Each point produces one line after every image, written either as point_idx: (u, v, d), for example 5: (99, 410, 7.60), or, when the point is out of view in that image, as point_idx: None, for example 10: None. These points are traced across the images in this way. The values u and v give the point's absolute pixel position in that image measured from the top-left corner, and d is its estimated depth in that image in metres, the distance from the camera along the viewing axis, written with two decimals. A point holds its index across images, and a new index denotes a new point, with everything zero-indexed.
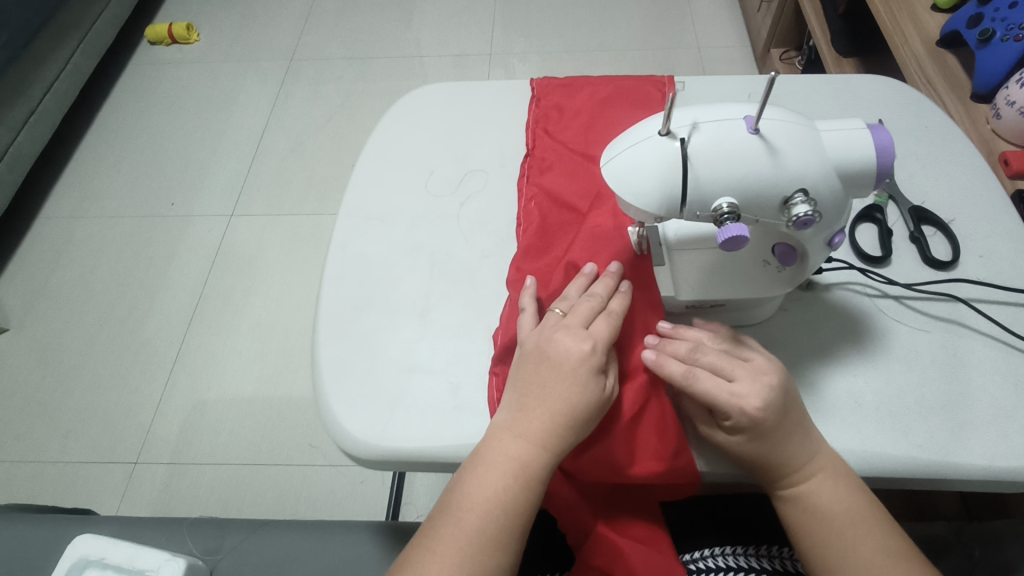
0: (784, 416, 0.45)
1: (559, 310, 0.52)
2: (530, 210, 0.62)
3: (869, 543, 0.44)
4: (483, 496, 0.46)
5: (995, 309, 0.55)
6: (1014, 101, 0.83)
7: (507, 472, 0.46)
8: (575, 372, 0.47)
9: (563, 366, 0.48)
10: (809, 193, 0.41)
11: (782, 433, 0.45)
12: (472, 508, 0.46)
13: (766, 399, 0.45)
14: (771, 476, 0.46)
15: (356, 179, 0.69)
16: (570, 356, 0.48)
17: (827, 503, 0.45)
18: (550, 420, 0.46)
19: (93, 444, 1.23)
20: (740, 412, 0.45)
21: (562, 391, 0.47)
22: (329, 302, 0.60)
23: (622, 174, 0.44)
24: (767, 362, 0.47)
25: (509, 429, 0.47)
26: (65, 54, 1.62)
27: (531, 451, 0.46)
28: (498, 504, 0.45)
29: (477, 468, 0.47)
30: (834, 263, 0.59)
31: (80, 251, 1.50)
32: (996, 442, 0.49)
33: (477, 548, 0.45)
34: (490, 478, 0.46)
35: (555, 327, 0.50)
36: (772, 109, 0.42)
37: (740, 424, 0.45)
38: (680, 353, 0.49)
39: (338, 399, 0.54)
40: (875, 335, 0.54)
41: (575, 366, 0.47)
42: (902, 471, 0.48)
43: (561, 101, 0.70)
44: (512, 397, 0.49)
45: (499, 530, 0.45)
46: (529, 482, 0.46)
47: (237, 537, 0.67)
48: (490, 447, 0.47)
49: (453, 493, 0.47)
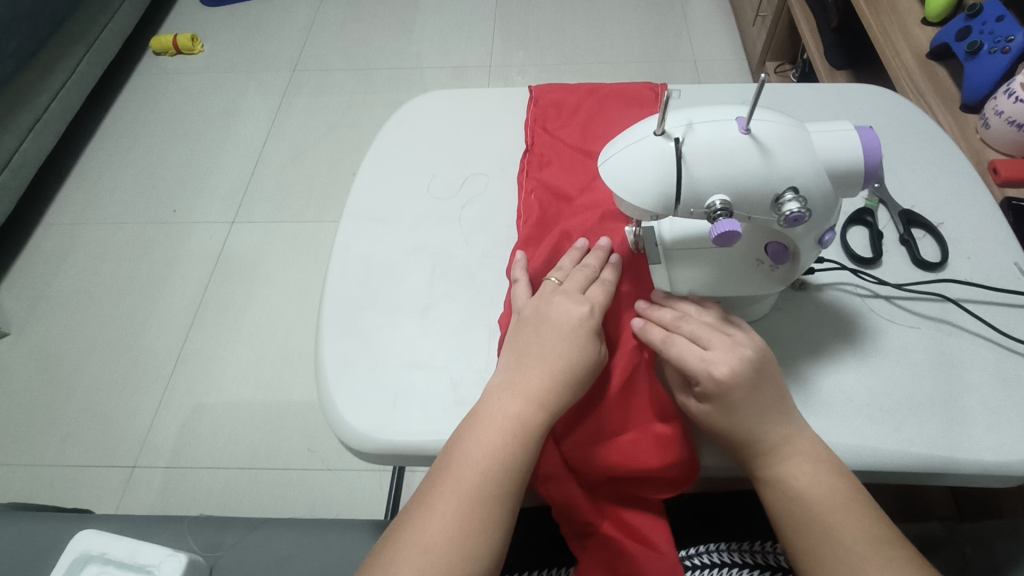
0: (753, 387, 0.47)
1: (555, 279, 0.55)
2: (530, 202, 0.64)
3: (841, 522, 0.44)
4: (481, 451, 0.47)
5: (985, 309, 0.56)
6: (1003, 111, 0.86)
7: (507, 426, 0.47)
8: (571, 329, 0.51)
9: (561, 324, 0.51)
10: (799, 191, 0.43)
11: (752, 404, 0.47)
12: (470, 464, 0.46)
13: (736, 368, 0.47)
14: (745, 451, 0.48)
15: (359, 182, 0.71)
16: (565, 315, 0.52)
17: (800, 481, 0.46)
18: (553, 374, 0.49)
19: (91, 447, 1.23)
20: (708, 377, 0.47)
21: (562, 345, 0.50)
22: (332, 300, 0.61)
23: (619, 172, 0.45)
24: (747, 337, 0.49)
25: (507, 387, 0.49)
26: (70, 63, 1.64)
27: (532, 405, 0.48)
28: (497, 459, 0.46)
29: (474, 426, 0.48)
30: (826, 264, 0.60)
31: (82, 257, 1.51)
32: (986, 439, 0.50)
33: (475, 502, 0.45)
34: (489, 435, 0.47)
35: (553, 292, 0.54)
36: (763, 111, 0.44)
37: (708, 390, 0.48)
38: (664, 322, 0.52)
39: (341, 394, 0.55)
40: (866, 333, 0.56)
41: (574, 325, 0.51)
42: (892, 465, 0.49)
43: (560, 101, 0.72)
44: (510, 358, 0.51)
45: (499, 483, 0.46)
46: (528, 436, 0.47)
47: (237, 535, 0.68)
48: (489, 406, 0.49)
49: (447, 453, 0.48)
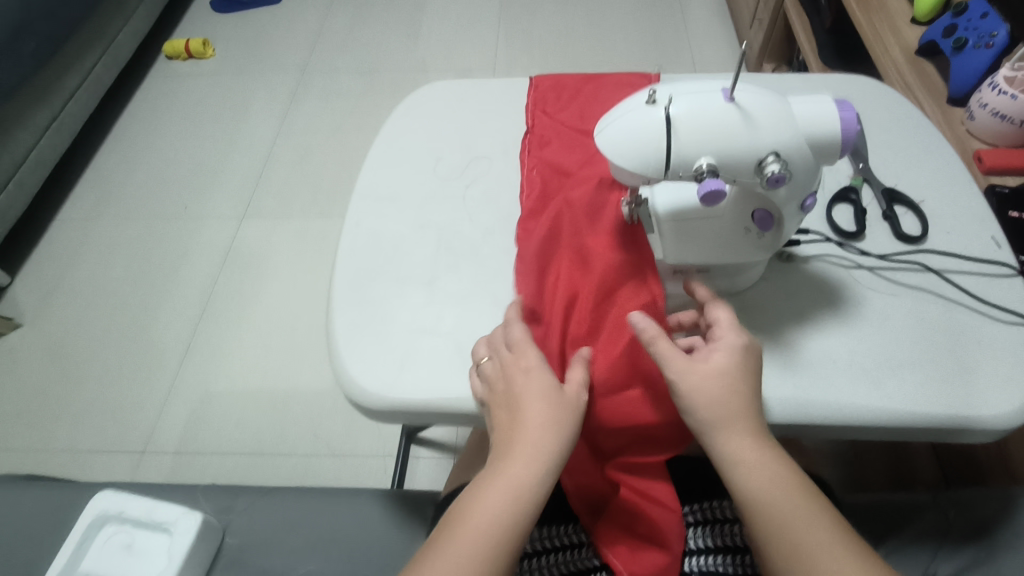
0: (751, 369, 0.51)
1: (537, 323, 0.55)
2: (532, 178, 0.67)
3: (803, 504, 0.47)
4: (497, 501, 0.47)
5: (965, 279, 0.59)
6: (987, 103, 0.89)
7: (516, 486, 0.47)
8: (539, 377, 0.51)
9: (527, 377, 0.51)
10: (780, 155, 0.46)
11: (740, 385, 0.50)
12: (483, 515, 0.47)
13: (737, 351, 0.51)
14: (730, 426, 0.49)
15: (369, 165, 0.74)
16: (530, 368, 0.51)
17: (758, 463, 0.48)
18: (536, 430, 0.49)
19: (103, 433, 1.26)
20: (726, 352, 0.50)
21: (536, 398, 0.50)
22: (343, 272, 0.65)
23: (613, 139, 0.48)
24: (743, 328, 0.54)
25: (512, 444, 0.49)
26: (86, 65, 1.69)
27: (524, 463, 0.48)
28: (514, 503, 0.47)
29: (485, 482, 0.48)
30: (811, 237, 0.63)
31: (95, 250, 1.55)
32: (962, 395, 0.52)
33: (495, 550, 0.46)
34: (499, 493, 0.47)
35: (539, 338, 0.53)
36: (746, 84, 0.47)
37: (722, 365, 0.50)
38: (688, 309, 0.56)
39: (351, 357, 0.58)
40: (850, 301, 0.59)
41: (533, 375, 0.51)
42: (874, 420, 0.52)
43: (558, 87, 0.75)
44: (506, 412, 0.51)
45: (515, 527, 0.47)
46: (528, 489, 0.47)
47: (249, 499, 0.70)
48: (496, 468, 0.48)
49: (462, 506, 0.47)
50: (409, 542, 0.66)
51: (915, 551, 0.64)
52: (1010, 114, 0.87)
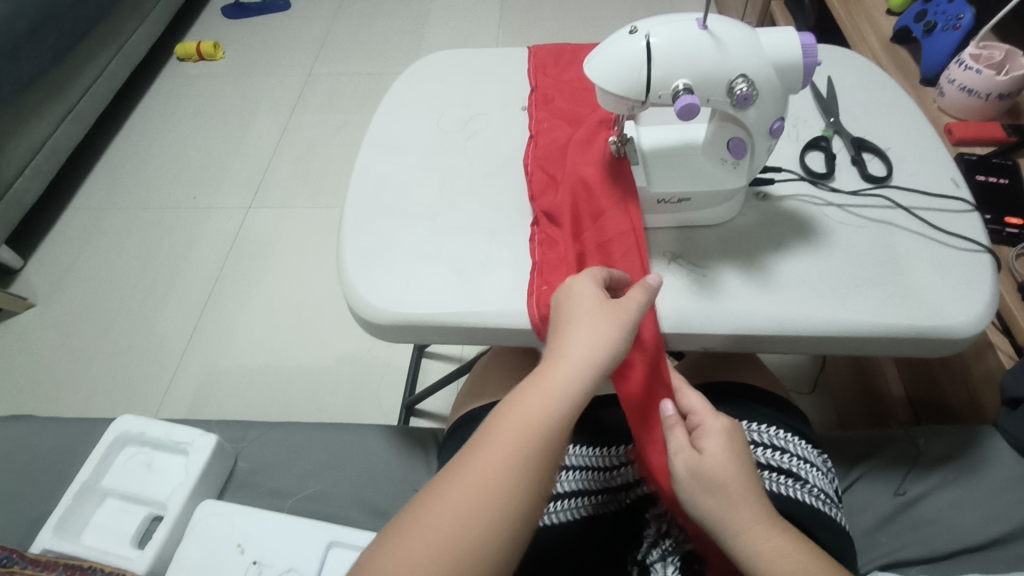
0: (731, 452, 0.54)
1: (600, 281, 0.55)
2: (543, 127, 0.74)
3: None
4: (512, 435, 0.45)
5: (926, 213, 0.64)
6: (955, 78, 0.95)
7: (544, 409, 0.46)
8: (592, 304, 0.52)
9: (580, 304, 0.52)
10: (748, 77, 0.51)
11: (740, 459, 0.51)
12: (518, 417, 0.46)
13: (734, 443, 0.52)
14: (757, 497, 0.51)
15: (378, 120, 0.80)
16: (587, 300, 0.52)
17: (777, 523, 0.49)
18: (573, 339, 0.50)
19: (112, 406, 1.30)
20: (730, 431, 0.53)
21: (585, 318, 0.51)
22: (354, 209, 0.70)
23: (599, 67, 0.53)
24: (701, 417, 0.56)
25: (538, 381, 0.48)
26: (103, 61, 1.76)
27: (562, 366, 0.48)
28: (551, 406, 0.46)
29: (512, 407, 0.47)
30: (786, 178, 0.68)
31: (107, 236, 1.60)
32: (917, 310, 0.57)
33: (519, 450, 0.45)
34: (522, 414, 0.46)
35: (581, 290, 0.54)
36: (718, 17, 0.53)
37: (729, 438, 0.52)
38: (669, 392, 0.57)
39: (360, 278, 0.63)
40: (820, 232, 0.64)
41: (587, 299, 0.52)
42: (835, 329, 0.57)
43: (559, 55, 0.83)
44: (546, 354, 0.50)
45: (541, 434, 0.45)
46: (553, 412, 0.46)
47: (259, 430, 0.74)
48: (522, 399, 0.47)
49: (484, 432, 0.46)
50: (409, 466, 0.70)
51: (887, 476, 0.68)
52: (975, 89, 0.93)
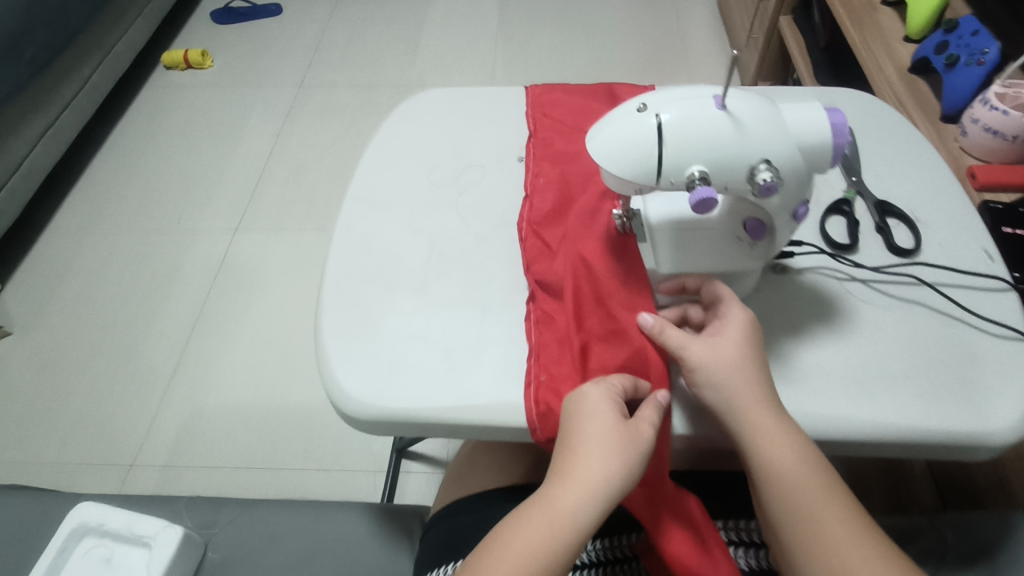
0: (756, 363, 0.50)
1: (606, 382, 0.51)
2: (539, 183, 0.68)
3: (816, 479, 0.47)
4: (521, 565, 0.44)
5: (957, 291, 0.59)
6: (979, 118, 0.89)
7: (548, 541, 0.44)
8: (617, 425, 0.48)
9: (602, 421, 0.48)
10: (772, 163, 0.46)
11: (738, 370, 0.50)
12: (532, 540, 0.44)
13: (747, 326, 0.51)
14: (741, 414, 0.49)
15: (362, 170, 0.73)
16: (607, 418, 0.48)
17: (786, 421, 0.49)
18: (591, 464, 0.46)
19: (91, 446, 1.25)
20: (740, 310, 0.52)
21: (604, 443, 0.47)
22: (333, 275, 0.63)
23: (605, 147, 0.47)
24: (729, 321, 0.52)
25: (546, 503, 0.46)
26: (84, 74, 1.69)
27: (572, 497, 0.45)
28: (560, 533, 0.45)
29: (522, 528, 0.45)
30: (805, 249, 0.63)
31: (88, 260, 1.54)
32: (956, 409, 0.51)
33: None
34: (529, 546, 0.44)
35: (586, 394, 0.50)
36: (738, 91, 0.47)
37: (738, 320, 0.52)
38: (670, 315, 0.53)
39: (338, 363, 0.57)
40: (843, 313, 0.58)
41: (608, 415, 0.48)
42: (865, 432, 0.51)
43: (557, 94, 0.76)
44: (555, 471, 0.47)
45: (548, 573, 0.44)
46: (565, 542, 0.44)
47: (232, 513, 0.69)
48: (528, 522, 0.45)
49: (488, 550, 0.45)
50: (392, 558, 0.65)
51: None
52: (1002, 130, 0.87)
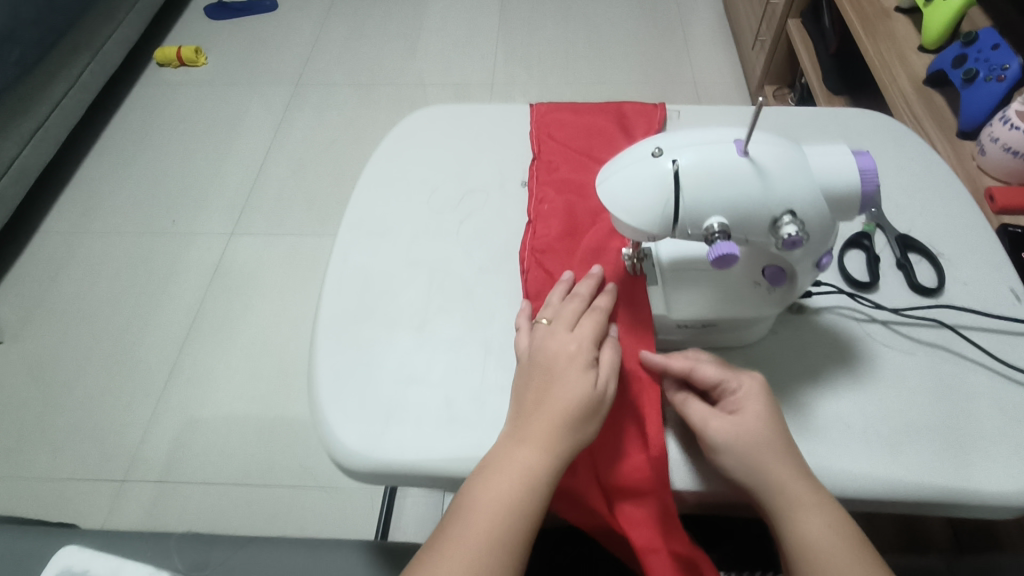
0: (780, 425, 0.48)
1: (567, 326, 0.53)
2: (543, 210, 0.65)
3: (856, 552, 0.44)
4: (494, 492, 0.46)
5: (982, 335, 0.56)
6: (998, 138, 0.86)
7: (517, 472, 0.46)
8: (576, 377, 0.49)
9: (561, 375, 0.49)
10: (796, 215, 0.43)
11: (768, 433, 0.47)
12: (503, 472, 0.46)
13: (763, 394, 0.49)
14: (766, 485, 0.46)
15: (358, 195, 0.70)
16: (566, 371, 0.49)
17: (816, 489, 0.46)
18: (550, 416, 0.48)
19: (82, 460, 1.21)
20: (752, 380, 0.50)
21: (563, 399, 0.48)
22: (328, 312, 0.60)
23: (617, 193, 0.44)
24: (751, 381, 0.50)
25: (514, 437, 0.48)
26: (73, 73, 1.64)
27: (535, 450, 0.47)
28: (529, 463, 0.46)
29: (493, 463, 0.47)
30: (823, 287, 0.60)
31: (79, 266, 1.50)
32: (985, 468, 0.49)
33: (502, 512, 0.45)
34: (500, 479, 0.46)
35: (549, 333, 0.52)
36: (761, 134, 0.44)
37: (751, 391, 0.49)
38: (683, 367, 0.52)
39: (333, 409, 0.54)
40: (864, 358, 0.55)
41: (567, 367, 0.50)
42: (892, 493, 0.48)
43: (563, 114, 0.73)
44: (516, 404, 0.50)
45: (523, 500, 0.46)
46: (535, 471, 0.46)
47: (224, 553, 0.67)
48: (498, 454, 0.47)
49: (465, 489, 0.47)
50: None
51: None
52: (1022, 151, 0.84)
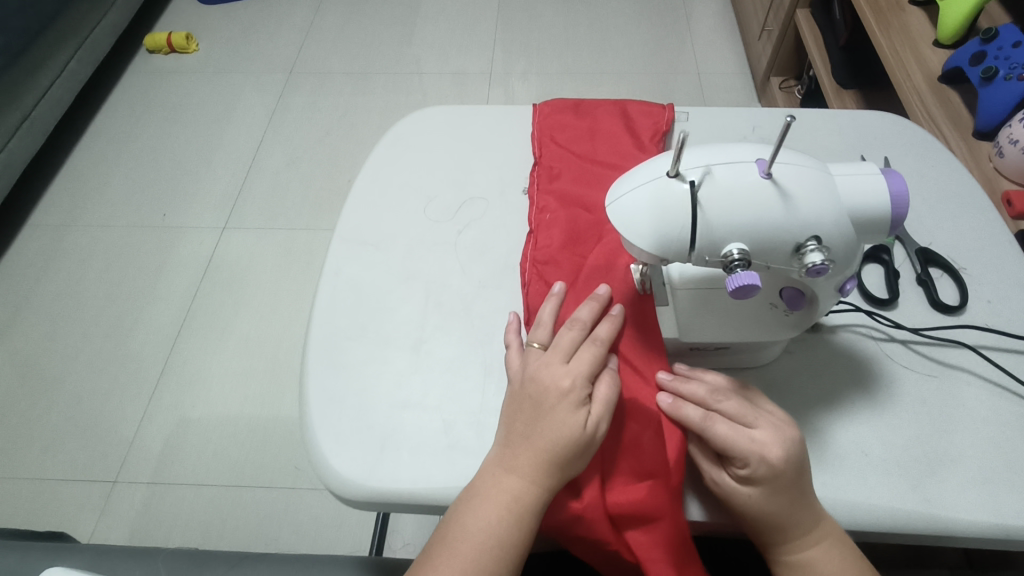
0: (800, 474, 0.43)
1: (563, 356, 0.49)
2: (544, 220, 0.62)
3: None
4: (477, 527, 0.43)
5: (1005, 357, 0.54)
6: (1017, 139, 0.83)
7: (501, 505, 0.44)
8: (564, 418, 0.45)
9: (550, 412, 0.45)
10: (822, 241, 0.40)
11: (783, 488, 0.43)
12: (487, 505, 0.44)
13: (784, 437, 0.44)
14: (775, 533, 0.44)
15: (352, 203, 0.67)
16: (555, 409, 0.45)
17: (823, 563, 0.43)
18: (535, 457, 0.44)
19: (72, 460, 1.19)
20: (760, 460, 0.43)
21: (551, 436, 0.45)
22: (319, 330, 0.57)
23: (630, 215, 0.41)
24: (770, 426, 0.44)
25: (502, 466, 0.45)
26: (61, 60, 1.59)
27: (522, 484, 0.44)
28: (515, 498, 0.44)
29: (477, 496, 0.44)
30: (840, 305, 0.57)
31: (68, 260, 1.47)
32: (1012, 501, 0.47)
33: (485, 549, 0.43)
34: (485, 512, 0.44)
35: (543, 363, 0.48)
36: (785, 153, 0.41)
37: (758, 473, 0.43)
38: (698, 398, 0.48)
39: (325, 434, 0.52)
40: (882, 381, 0.53)
41: (556, 405, 0.46)
42: (916, 527, 0.46)
43: (567, 115, 0.69)
44: (505, 435, 0.46)
45: (506, 538, 0.43)
46: (519, 508, 0.44)
47: (215, 573, 0.64)
48: (485, 483, 0.45)
49: (449, 519, 0.44)
50: None
51: None
52: None
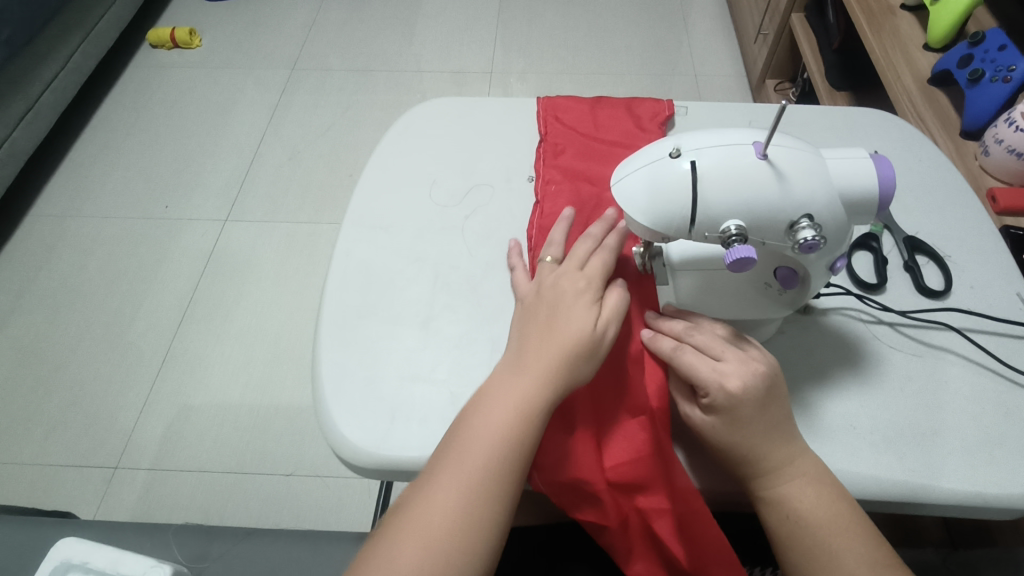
0: (762, 405, 0.46)
1: (576, 264, 0.53)
2: (550, 190, 0.65)
3: (834, 537, 0.44)
4: (487, 426, 0.46)
5: (988, 339, 0.56)
6: (1004, 140, 0.85)
7: (511, 403, 0.46)
8: (577, 316, 0.49)
9: (565, 311, 0.50)
10: (814, 219, 0.42)
11: (745, 417, 0.46)
12: (496, 406, 0.46)
13: (753, 371, 0.47)
14: (744, 465, 0.46)
15: (362, 188, 0.69)
16: (570, 309, 0.50)
17: (792, 492, 0.45)
18: (548, 356, 0.48)
19: (73, 446, 1.20)
20: (719, 389, 0.46)
21: (566, 333, 0.49)
22: (331, 307, 0.60)
23: (635, 194, 0.44)
24: (737, 360, 0.47)
25: (512, 371, 0.48)
26: (65, 53, 1.61)
27: (533, 383, 0.47)
28: (525, 398, 0.46)
29: (486, 399, 0.47)
30: (831, 288, 0.60)
31: (70, 250, 1.48)
32: (993, 472, 0.49)
33: (497, 448, 0.45)
34: (496, 410, 0.46)
35: (557, 276, 0.53)
36: (781, 137, 0.43)
37: (717, 402, 0.46)
38: (675, 331, 0.51)
39: (337, 405, 0.54)
40: (870, 359, 0.55)
41: (571, 305, 0.50)
42: (901, 495, 0.49)
43: (572, 100, 0.72)
44: (517, 342, 0.50)
45: (519, 435, 0.45)
46: (532, 404, 0.46)
47: (224, 545, 0.66)
48: (494, 389, 0.48)
49: (457, 428, 0.47)
50: None
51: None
52: None
